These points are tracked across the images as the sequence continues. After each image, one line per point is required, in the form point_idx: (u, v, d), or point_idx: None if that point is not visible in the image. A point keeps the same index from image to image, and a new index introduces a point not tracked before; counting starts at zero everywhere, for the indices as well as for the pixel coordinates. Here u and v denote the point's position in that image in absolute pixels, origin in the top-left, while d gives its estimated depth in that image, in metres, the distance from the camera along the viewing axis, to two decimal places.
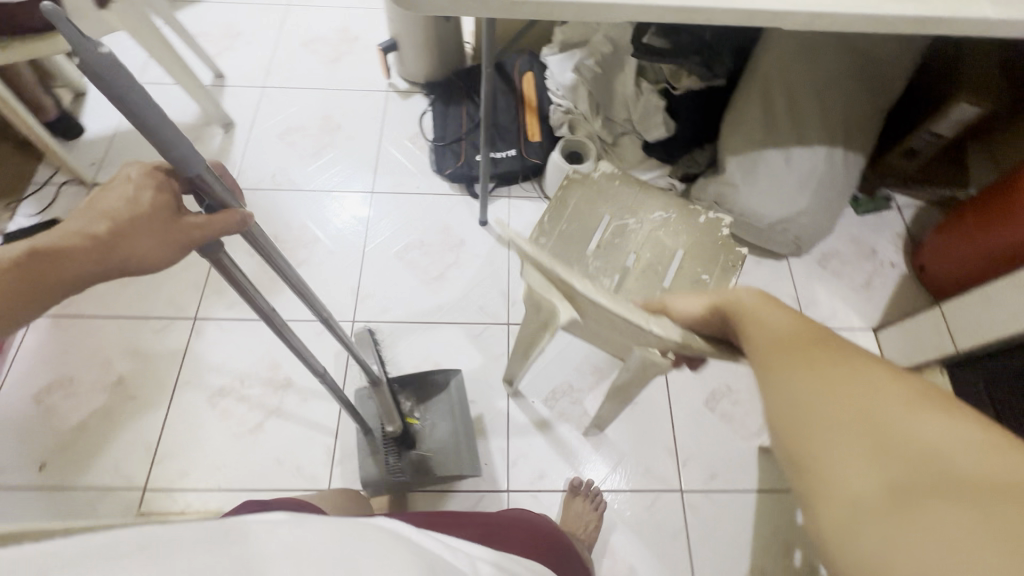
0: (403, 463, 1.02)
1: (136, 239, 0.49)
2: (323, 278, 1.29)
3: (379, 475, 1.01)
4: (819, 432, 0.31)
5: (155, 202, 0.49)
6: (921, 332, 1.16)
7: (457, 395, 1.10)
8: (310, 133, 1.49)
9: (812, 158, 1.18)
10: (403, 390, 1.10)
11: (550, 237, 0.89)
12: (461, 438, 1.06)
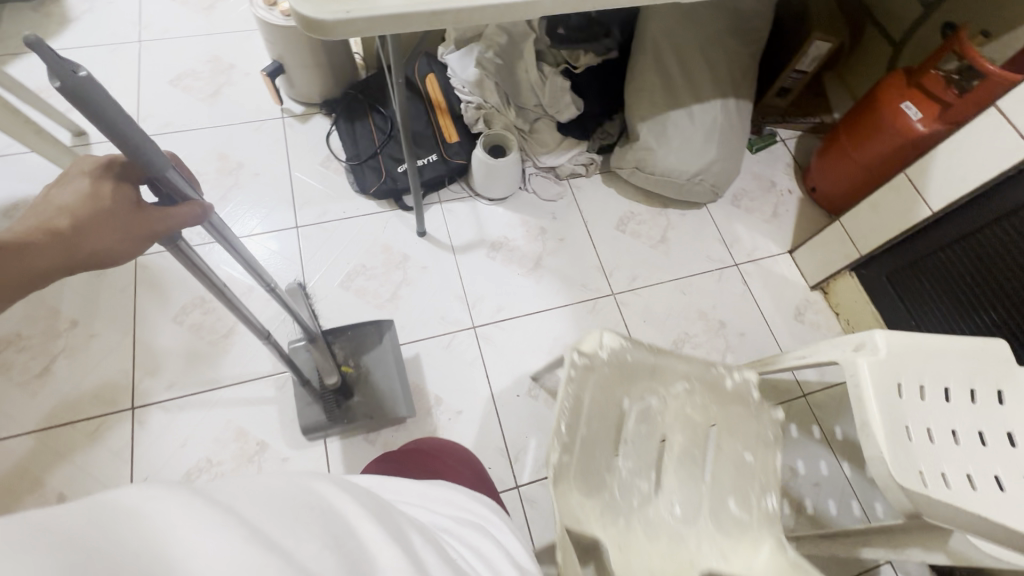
0: (344, 410, 1.07)
1: (102, 232, 0.53)
2: (268, 329, 1.20)
3: (320, 421, 1.06)
4: None
5: (116, 198, 0.54)
6: (828, 245, 1.32)
7: (392, 344, 1.15)
8: (208, 177, 1.36)
9: (711, 111, 1.28)
10: (337, 341, 1.13)
11: (573, 454, 0.71)
12: (399, 387, 1.12)
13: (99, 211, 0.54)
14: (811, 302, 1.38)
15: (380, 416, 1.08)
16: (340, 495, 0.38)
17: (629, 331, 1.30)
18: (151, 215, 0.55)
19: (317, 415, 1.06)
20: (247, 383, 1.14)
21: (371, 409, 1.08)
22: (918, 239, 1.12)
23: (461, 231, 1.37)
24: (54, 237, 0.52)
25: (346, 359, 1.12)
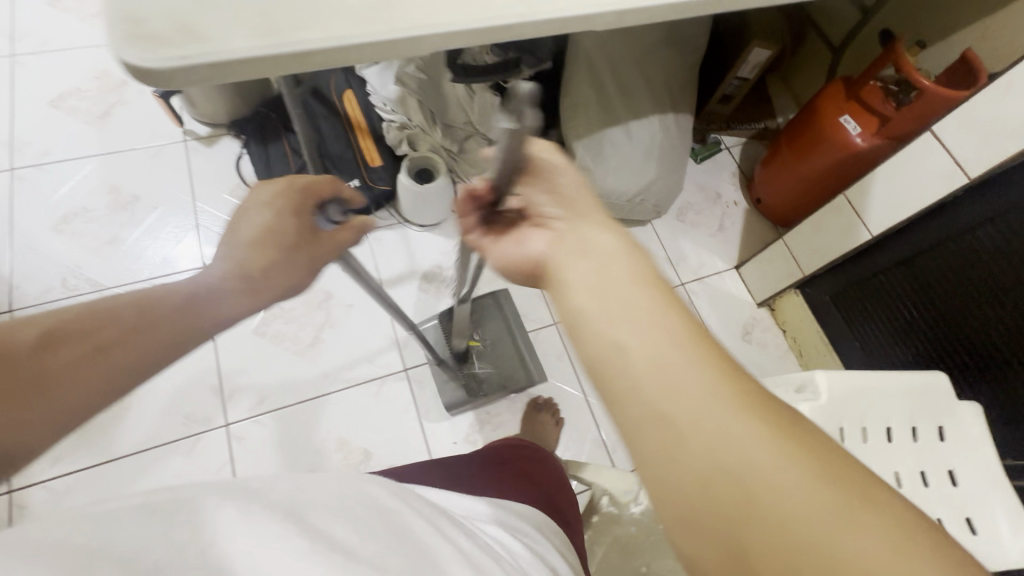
0: (473, 380, 1.14)
1: (290, 258, 0.67)
2: (173, 388, 1.07)
3: (455, 391, 1.13)
4: (778, 523, 0.31)
5: (297, 227, 0.68)
6: (771, 262, 1.29)
7: (512, 318, 1.22)
8: (98, 213, 1.20)
9: (649, 128, 1.21)
10: (461, 314, 1.17)
11: None
12: (526, 354, 1.19)
13: (282, 242, 0.67)
14: (758, 320, 1.35)
15: (512, 381, 1.15)
16: (392, 497, 0.41)
17: (573, 362, 1.23)
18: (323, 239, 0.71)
19: (456, 391, 1.12)
20: (148, 452, 1.01)
21: (504, 378, 1.16)
22: (860, 262, 1.08)
23: (390, 263, 1.26)
24: (249, 280, 0.65)
25: (473, 334, 1.16)
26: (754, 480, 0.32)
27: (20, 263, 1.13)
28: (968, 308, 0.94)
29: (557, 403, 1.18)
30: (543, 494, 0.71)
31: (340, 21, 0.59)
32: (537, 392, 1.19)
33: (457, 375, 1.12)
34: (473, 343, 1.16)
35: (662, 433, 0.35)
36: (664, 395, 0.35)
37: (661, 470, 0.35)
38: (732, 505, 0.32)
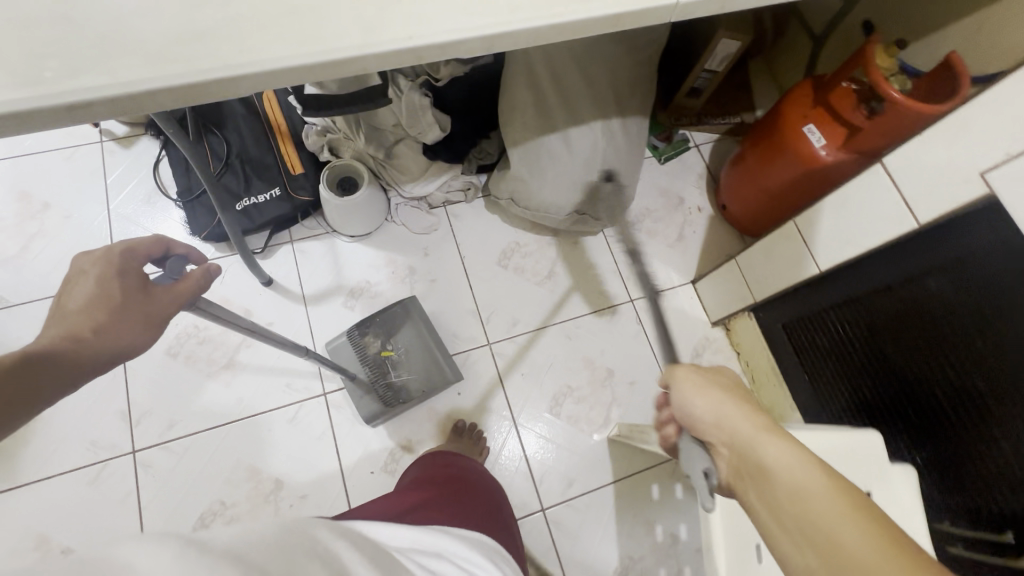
0: (393, 390, 1.11)
1: (118, 318, 0.66)
2: (79, 412, 1.04)
3: (377, 407, 1.09)
4: (836, 533, 0.38)
5: (125, 286, 0.67)
6: (725, 280, 1.18)
7: (422, 321, 1.15)
8: (6, 223, 1.15)
9: (590, 136, 1.09)
10: (367, 330, 1.14)
11: None
12: (440, 356, 1.14)
13: (113, 301, 0.66)
14: (711, 341, 1.27)
15: (432, 385, 1.12)
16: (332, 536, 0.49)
17: (505, 387, 1.17)
18: (160, 293, 0.68)
19: (373, 403, 1.09)
20: (51, 480, 0.99)
21: (424, 384, 1.12)
22: (815, 293, 0.97)
23: (315, 276, 1.20)
24: (78, 343, 0.63)
25: (384, 343, 1.13)
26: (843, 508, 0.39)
27: None
28: (919, 362, 0.82)
29: (484, 431, 1.13)
30: (462, 517, 0.75)
31: (131, 62, 0.51)
32: (464, 418, 1.14)
33: (376, 390, 1.10)
34: (386, 356, 1.12)
35: (756, 469, 0.46)
36: (751, 445, 0.48)
37: (758, 508, 0.45)
38: (791, 520, 0.41)
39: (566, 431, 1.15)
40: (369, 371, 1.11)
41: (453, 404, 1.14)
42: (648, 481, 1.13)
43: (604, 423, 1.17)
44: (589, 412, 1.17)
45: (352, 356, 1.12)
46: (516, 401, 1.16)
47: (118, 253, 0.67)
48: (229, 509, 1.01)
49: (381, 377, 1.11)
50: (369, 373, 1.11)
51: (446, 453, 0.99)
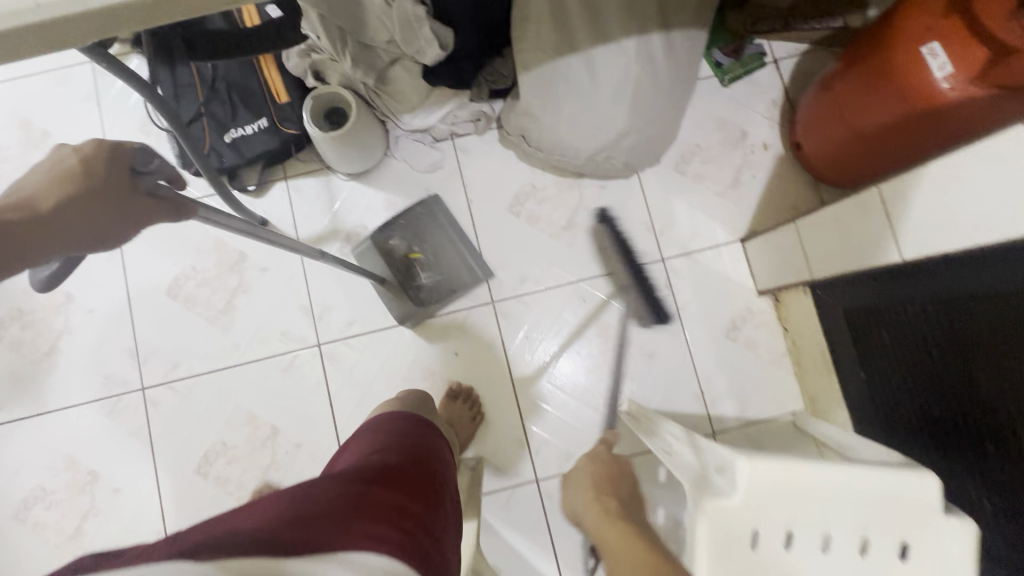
0: (424, 291, 1.08)
1: (78, 216, 0.50)
2: (92, 347, 1.08)
3: (409, 309, 1.07)
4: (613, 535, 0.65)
5: (97, 183, 0.50)
6: (782, 244, 0.96)
7: (447, 219, 1.10)
8: (13, 153, 1.13)
9: (621, 60, 0.85)
10: (392, 231, 1.10)
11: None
12: (469, 253, 1.09)
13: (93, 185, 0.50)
14: (753, 312, 1.07)
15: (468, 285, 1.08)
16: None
17: (507, 351, 1.07)
18: (138, 203, 0.52)
19: (405, 304, 1.07)
20: (73, 407, 1.06)
21: (451, 282, 1.08)
22: (905, 282, 0.72)
23: (309, 218, 1.11)
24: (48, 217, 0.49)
25: (411, 245, 1.09)
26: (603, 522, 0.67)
27: None
28: (998, 393, 0.62)
29: (479, 395, 1.06)
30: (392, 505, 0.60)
31: None
32: (460, 379, 1.07)
33: (407, 292, 1.08)
34: (414, 258, 1.09)
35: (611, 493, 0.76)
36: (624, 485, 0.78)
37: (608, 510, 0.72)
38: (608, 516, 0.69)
39: (569, 401, 1.06)
40: (396, 272, 1.08)
41: (449, 365, 1.07)
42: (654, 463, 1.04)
43: (615, 396, 1.06)
44: (598, 383, 1.06)
45: (377, 260, 1.08)
46: (519, 366, 1.07)
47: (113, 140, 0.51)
48: (228, 450, 1.05)
49: (409, 281, 1.08)
50: (397, 276, 1.07)
51: (401, 411, 0.80)
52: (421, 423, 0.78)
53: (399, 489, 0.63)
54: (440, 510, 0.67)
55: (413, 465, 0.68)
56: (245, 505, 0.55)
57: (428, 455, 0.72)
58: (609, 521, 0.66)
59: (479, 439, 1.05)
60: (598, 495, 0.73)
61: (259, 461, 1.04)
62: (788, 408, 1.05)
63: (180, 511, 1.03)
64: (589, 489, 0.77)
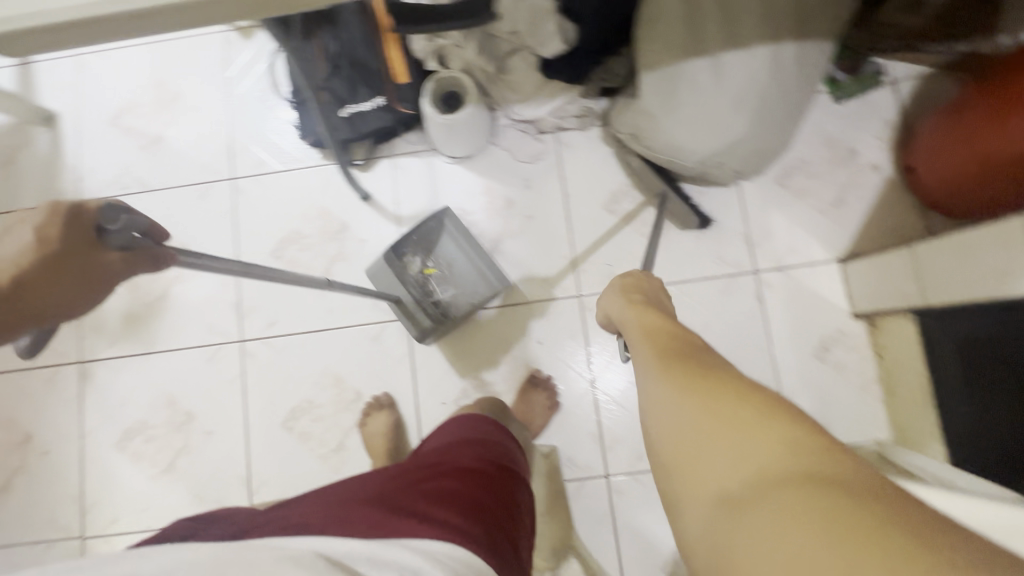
0: (440, 308, 1.06)
1: (56, 272, 0.53)
2: (199, 297, 1.15)
3: (428, 327, 1.05)
4: (700, 452, 0.45)
5: (66, 239, 0.52)
6: (890, 268, 0.94)
7: (460, 231, 1.08)
8: (146, 110, 1.22)
9: (751, 66, 0.85)
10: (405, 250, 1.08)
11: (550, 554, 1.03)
12: (484, 265, 1.08)
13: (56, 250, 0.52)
14: (845, 335, 1.05)
15: (552, 272, 1.11)
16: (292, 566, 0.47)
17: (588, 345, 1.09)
18: (107, 254, 0.54)
19: (424, 324, 1.05)
20: (178, 351, 1.13)
21: (468, 296, 1.07)
22: None
23: (411, 197, 1.15)
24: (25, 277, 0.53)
25: (425, 261, 1.08)
26: (690, 440, 0.47)
27: (83, 152, 1.21)
28: None
29: (557, 385, 1.08)
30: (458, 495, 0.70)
31: None
32: (540, 368, 1.09)
33: (422, 311, 1.06)
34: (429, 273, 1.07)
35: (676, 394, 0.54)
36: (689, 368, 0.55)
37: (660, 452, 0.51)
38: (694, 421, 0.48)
39: None
40: (413, 292, 1.06)
41: (531, 352, 1.09)
42: None
43: None
44: None
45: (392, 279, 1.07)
46: (599, 361, 1.08)
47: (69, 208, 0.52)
48: (314, 408, 1.10)
49: (426, 296, 1.06)
50: (415, 294, 1.05)
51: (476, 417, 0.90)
52: (496, 431, 0.87)
53: (467, 482, 0.73)
54: (515, 515, 0.74)
55: (485, 464, 0.77)
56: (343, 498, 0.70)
57: (503, 459, 0.80)
58: (693, 427, 0.47)
59: (554, 428, 1.07)
60: (676, 352, 0.59)
61: (341, 423, 1.09)
62: (873, 436, 1.02)
63: (263, 460, 1.09)
64: (638, 337, 0.65)
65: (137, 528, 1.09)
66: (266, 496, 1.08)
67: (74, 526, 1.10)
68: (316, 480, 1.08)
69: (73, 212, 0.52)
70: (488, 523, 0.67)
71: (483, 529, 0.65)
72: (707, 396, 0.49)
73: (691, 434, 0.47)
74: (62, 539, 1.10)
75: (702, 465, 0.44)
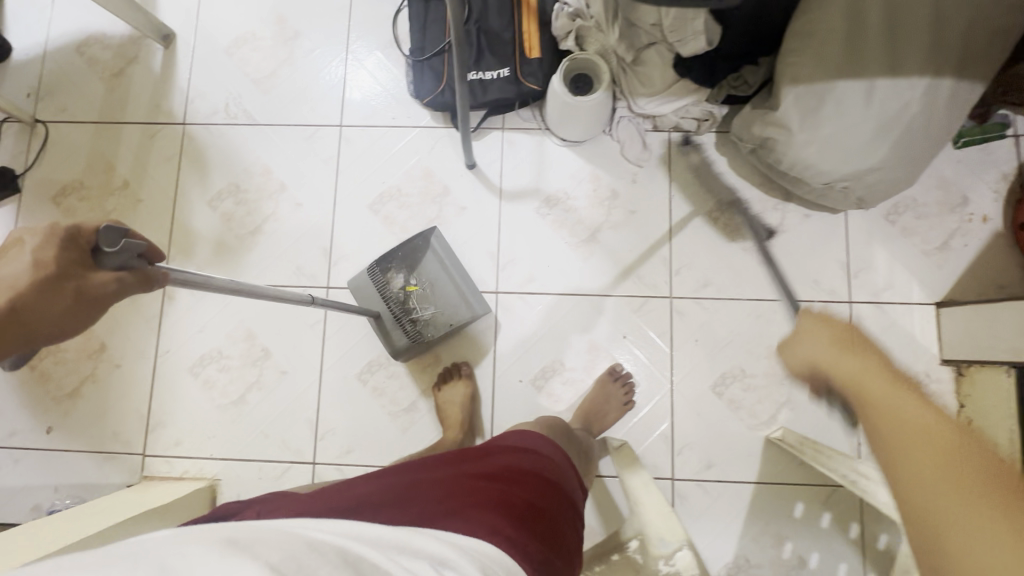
0: (416, 327, 1.05)
1: (47, 298, 0.50)
2: (292, 238, 1.15)
3: (405, 343, 1.03)
4: (951, 534, 0.39)
5: (61, 260, 0.51)
6: (997, 320, 0.94)
7: (444, 250, 1.08)
8: (263, 44, 1.22)
9: (904, 95, 0.84)
10: (387, 267, 1.07)
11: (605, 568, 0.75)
12: (466, 287, 1.08)
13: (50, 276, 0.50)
14: (931, 379, 1.05)
15: (649, 270, 1.11)
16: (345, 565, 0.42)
17: (673, 348, 1.09)
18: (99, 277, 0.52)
19: (401, 339, 1.03)
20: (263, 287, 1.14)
21: (447, 317, 1.06)
22: None
23: (516, 172, 1.15)
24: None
25: (407, 278, 1.07)
26: (964, 510, 0.39)
27: (196, 76, 1.22)
28: None
29: (635, 382, 1.08)
30: (489, 502, 0.62)
31: None
32: (620, 362, 1.09)
33: (399, 327, 1.04)
34: (409, 291, 1.06)
35: (914, 428, 0.45)
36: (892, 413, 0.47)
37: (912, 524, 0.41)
38: (919, 517, 0.41)
39: (724, 413, 1.06)
40: (392, 306, 1.04)
41: (614, 345, 1.09)
42: (792, 498, 1.03)
43: (770, 421, 1.05)
44: (755, 404, 1.06)
45: (369, 295, 1.04)
46: (681, 365, 1.08)
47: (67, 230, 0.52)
48: (390, 365, 1.10)
49: (405, 313, 1.05)
50: (393, 309, 1.04)
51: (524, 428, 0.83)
52: (557, 453, 0.78)
53: (507, 488, 0.66)
54: (560, 539, 0.65)
55: (534, 477, 0.70)
56: (392, 484, 0.67)
57: (546, 471, 0.72)
58: (960, 475, 0.40)
59: (627, 424, 1.07)
60: (867, 364, 0.53)
61: (418, 383, 1.10)
62: None
63: (333, 408, 1.10)
64: (823, 343, 0.61)
65: (199, 455, 1.10)
66: (332, 444, 1.08)
67: (136, 443, 1.11)
68: (384, 436, 1.08)
69: (71, 234, 0.52)
70: (528, 533, 0.60)
71: (521, 536, 0.59)
72: (927, 416, 0.45)
73: (947, 485, 0.40)
74: (122, 453, 1.11)
75: (955, 521, 0.39)
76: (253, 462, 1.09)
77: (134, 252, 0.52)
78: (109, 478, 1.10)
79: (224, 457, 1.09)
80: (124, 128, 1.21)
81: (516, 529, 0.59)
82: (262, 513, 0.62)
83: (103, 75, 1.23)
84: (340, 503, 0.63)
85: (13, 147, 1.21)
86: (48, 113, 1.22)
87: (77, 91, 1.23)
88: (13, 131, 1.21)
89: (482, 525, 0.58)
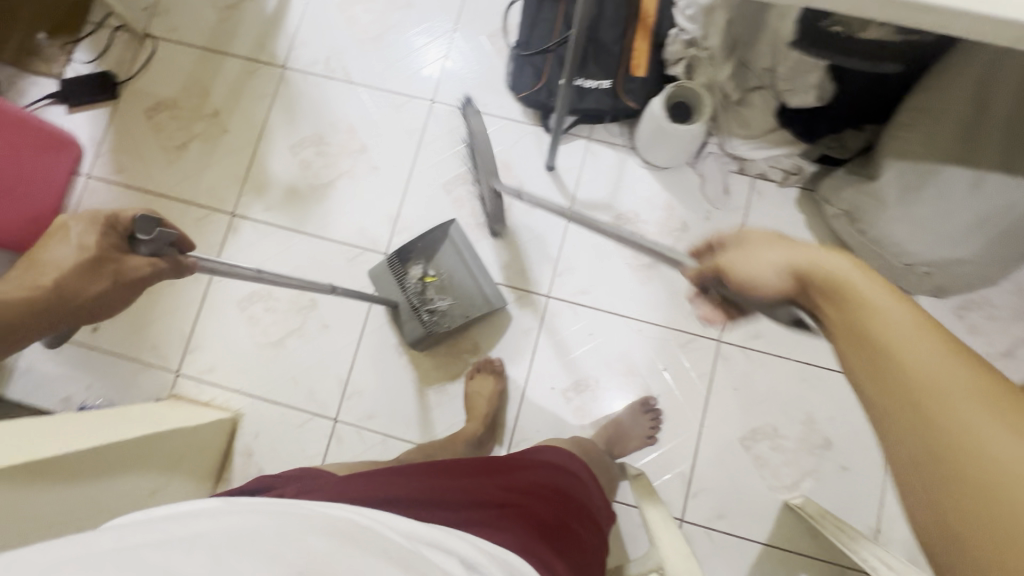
0: (436, 316, 1.06)
1: (87, 278, 0.55)
2: (362, 199, 1.17)
3: (421, 332, 1.05)
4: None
5: (101, 243, 0.56)
6: None
7: (464, 242, 1.08)
8: (373, 7, 1.24)
9: (1013, 195, 0.81)
10: (407, 260, 1.08)
11: None
12: (484, 279, 1.07)
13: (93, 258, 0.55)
14: None
15: None
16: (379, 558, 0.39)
17: (710, 394, 1.08)
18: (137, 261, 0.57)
19: (416, 327, 1.05)
20: (324, 241, 1.16)
21: (464, 310, 1.07)
22: None
23: (592, 183, 1.15)
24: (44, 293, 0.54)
25: (427, 270, 1.09)
26: None
27: (302, 25, 1.25)
28: None
29: (665, 417, 1.07)
30: (516, 510, 0.57)
31: None
32: (653, 395, 1.08)
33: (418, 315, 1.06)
34: (429, 281, 1.08)
35: (901, 348, 0.38)
36: (927, 380, 0.36)
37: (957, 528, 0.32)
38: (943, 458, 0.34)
39: (748, 469, 1.05)
40: (410, 297, 1.06)
41: (652, 376, 1.09)
42: (797, 568, 1.01)
43: (791, 486, 1.04)
44: (779, 465, 1.05)
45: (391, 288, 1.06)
46: (713, 410, 1.07)
47: (106, 216, 0.57)
48: None
49: (424, 304, 1.07)
50: (411, 300, 1.06)
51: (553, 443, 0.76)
52: (590, 475, 0.71)
53: (535, 498, 0.60)
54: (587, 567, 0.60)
55: (567, 494, 0.64)
56: (424, 470, 0.64)
57: (575, 493, 0.66)
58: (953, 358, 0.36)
59: (648, 456, 1.06)
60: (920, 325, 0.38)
61: (452, 365, 1.11)
62: None
63: (365, 372, 1.11)
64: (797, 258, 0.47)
65: (228, 386, 1.12)
66: (355, 405, 1.10)
67: (172, 361, 1.14)
68: (409, 410, 1.09)
69: (109, 222, 0.57)
70: (555, 549, 0.55)
71: (550, 554, 0.54)
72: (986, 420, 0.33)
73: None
74: (157, 368, 1.14)
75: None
76: (277, 406, 1.11)
77: (168, 238, 0.55)
78: (139, 389, 1.13)
79: (250, 394, 1.12)
80: (226, 60, 1.24)
81: (546, 547, 0.54)
82: (301, 491, 0.57)
83: (218, 6, 1.26)
84: (360, 477, 0.60)
85: (119, 56, 1.25)
86: (159, 31, 1.26)
87: (191, 15, 1.26)
88: (123, 40, 1.25)
89: (511, 536, 0.53)
